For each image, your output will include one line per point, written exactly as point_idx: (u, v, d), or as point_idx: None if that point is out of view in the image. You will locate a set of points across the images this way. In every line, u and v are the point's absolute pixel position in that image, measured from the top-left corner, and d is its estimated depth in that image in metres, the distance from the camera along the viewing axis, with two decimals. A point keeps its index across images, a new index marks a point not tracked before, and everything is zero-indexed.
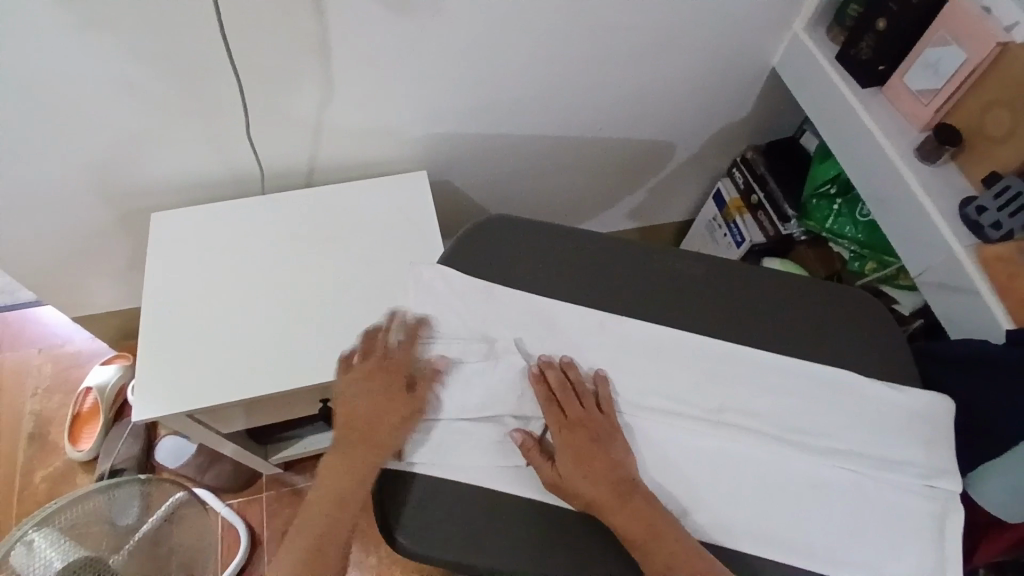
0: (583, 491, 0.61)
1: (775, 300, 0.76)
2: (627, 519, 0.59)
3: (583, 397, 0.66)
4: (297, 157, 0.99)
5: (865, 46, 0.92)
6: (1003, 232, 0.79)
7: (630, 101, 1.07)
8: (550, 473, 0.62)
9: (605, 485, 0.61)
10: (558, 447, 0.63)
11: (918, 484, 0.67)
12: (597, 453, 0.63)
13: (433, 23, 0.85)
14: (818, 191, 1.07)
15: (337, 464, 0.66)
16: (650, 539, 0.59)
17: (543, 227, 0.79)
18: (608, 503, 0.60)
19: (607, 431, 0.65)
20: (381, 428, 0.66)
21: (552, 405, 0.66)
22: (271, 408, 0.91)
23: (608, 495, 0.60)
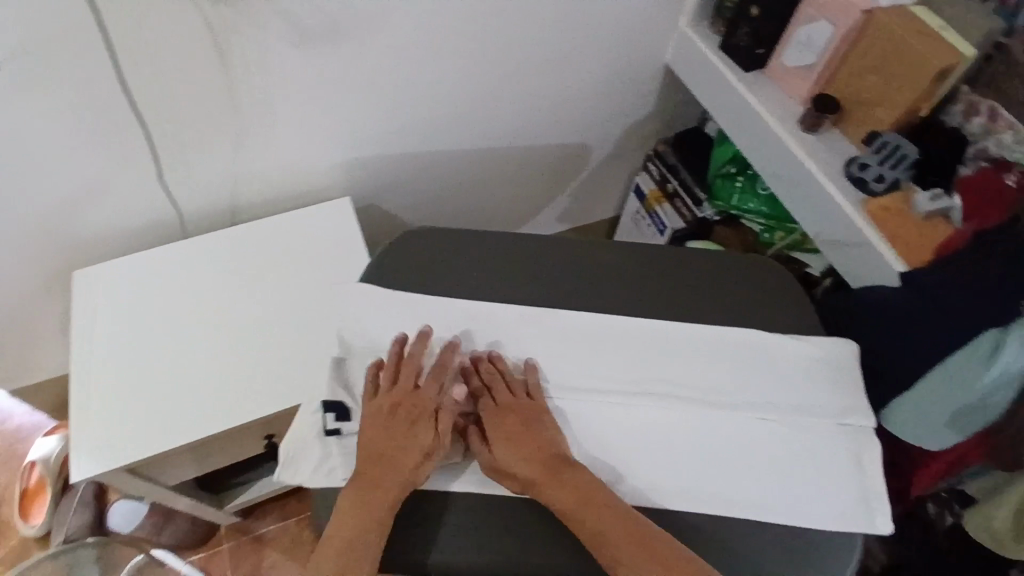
0: (515, 469, 0.65)
1: (685, 275, 0.81)
2: (557, 493, 0.63)
3: (510, 384, 0.70)
4: (217, 198, 1.00)
5: (743, 33, 0.99)
6: (886, 183, 0.88)
7: (541, 111, 1.11)
8: (484, 454, 0.66)
9: (535, 462, 0.65)
10: (490, 433, 0.67)
11: (831, 425, 0.73)
12: (526, 434, 0.67)
13: (338, 53, 0.87)
14: (720, 172, 1.15)
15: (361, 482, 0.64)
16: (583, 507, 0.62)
17: (458, 234, 0.82)
18: (539, 479, 0.64)
19: (535, 413, 0.68)
20: (402, 459, 0.65)
21: (482, 396, 0.70)
22: (213, 451, 0.90)
23: (540, 473, 0.64)
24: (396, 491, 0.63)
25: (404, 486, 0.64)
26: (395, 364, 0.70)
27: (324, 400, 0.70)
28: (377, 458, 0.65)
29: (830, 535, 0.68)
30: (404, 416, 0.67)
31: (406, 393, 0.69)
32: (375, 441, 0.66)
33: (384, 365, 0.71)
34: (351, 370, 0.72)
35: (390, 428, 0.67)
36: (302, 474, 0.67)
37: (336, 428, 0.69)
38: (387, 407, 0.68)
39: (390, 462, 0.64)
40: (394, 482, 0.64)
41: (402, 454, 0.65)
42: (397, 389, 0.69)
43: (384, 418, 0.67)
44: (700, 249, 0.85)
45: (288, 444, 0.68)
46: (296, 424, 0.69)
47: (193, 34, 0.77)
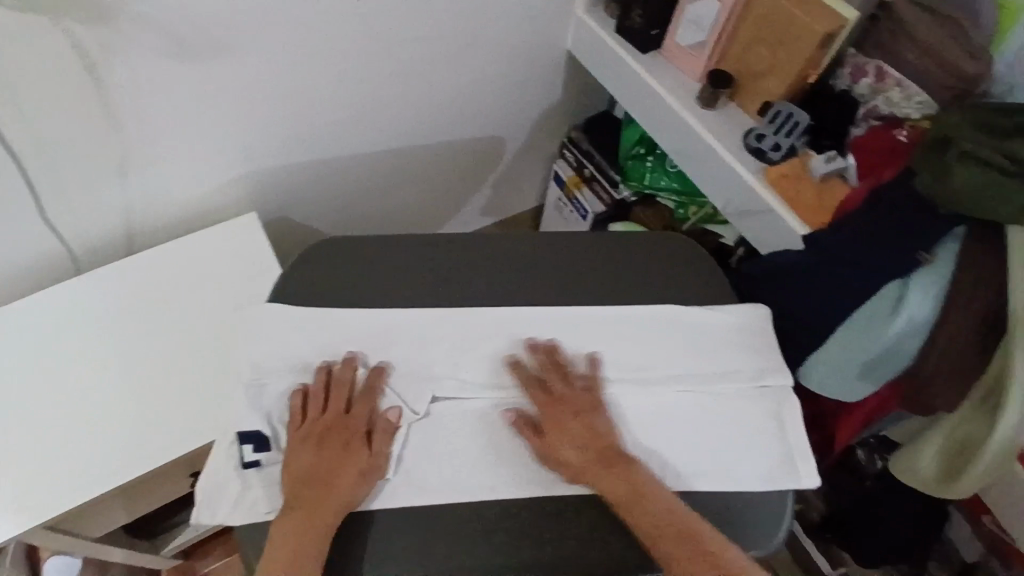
0: (568, 460, 0.67)
1: (599, 260, 0.83)
2: (612, 482, 0.65)
3: (566, 376, 0.72)
4: (111, 228, 0.94)
5: (636, 15, 1.00)
6: (783, 150, 0.92)
7: (447, 108, 1.10)
8: (540, 445, 0.68)
9: (585, 455, 0.67)
10: (544, 421, 0.69)
11: (749, 388, 0.76)
12: (580, 424, 0.69)
13: (223, 62, 0.84)
14: (631, 153, 1.18)
15: (292, 511, 0.63)
16: (632, 502, 0.64)
17: (369, 244, 0.81)
18: (592, 471, 0.67)
19: (588, 405, 0.71)
20: (339, 484, 0.64)
21: (535, 387, 0.72)
22: (141, 495, 0.86)
23: (593, 463, 0.67)
24: (332, 518, 0.63)
25: (341, 512, 0.63)
26: (323, 389, 0.69)
27: (240, 431, 0.67)
28: (310, 486, 0.64)
29: (758, 495, 0.71)
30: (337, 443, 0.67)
31: (336, 418, 0.68)
32: (306, 469, 0.65)
33: (308, 391, 0.69)
34: (267, 395, 0.69)
35: (323, 457, 0.66)
36: (223, 512, 0.65)
37: (255, 459, 0.67)
38: (318, 434, 0.67)
39: (326, 490, 0.64)
40: (330, 510, 0.63)
41: (338, 481, 0.65)
42: (327, 415, 0.68)
43: (314, 445, 0.66)
44: (613, 233, 0.87)
45: (201, 486, 0.66)
46: (212, 461, 0.67)
47: (58, 56, 0.72)
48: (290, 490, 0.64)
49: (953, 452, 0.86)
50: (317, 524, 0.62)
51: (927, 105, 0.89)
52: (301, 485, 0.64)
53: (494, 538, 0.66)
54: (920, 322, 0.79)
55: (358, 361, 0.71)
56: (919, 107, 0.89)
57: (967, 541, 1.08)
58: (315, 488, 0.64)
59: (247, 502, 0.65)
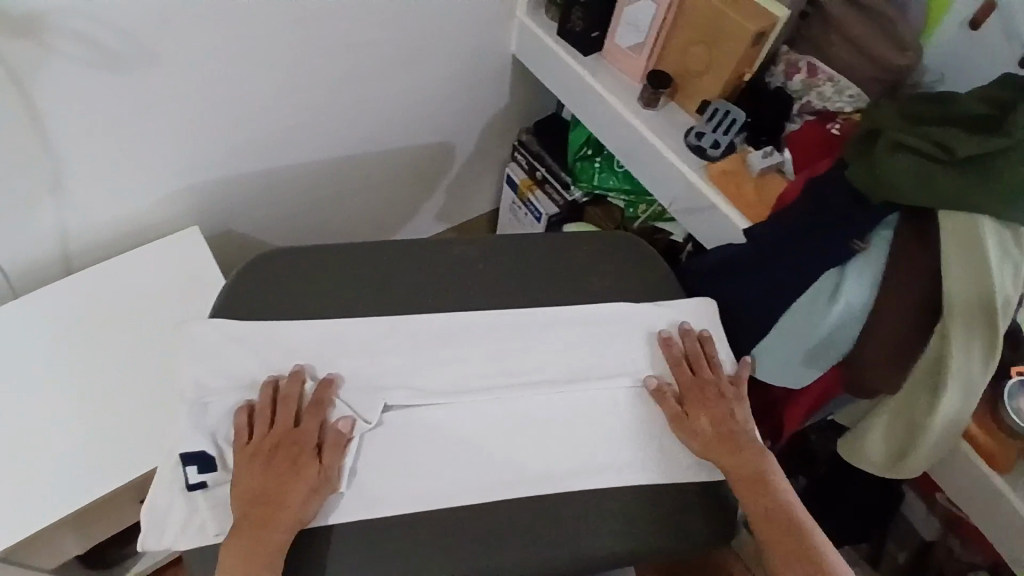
0: (704, 436, 0.72)
1: (547, 262, 0.84)
2: (738, 463, 0.70)
3: (709, 361, 0.77)
4: (47, 247, 0.92)
5: (576, 17, 1.02)
6: (722, 148, 0.94)
7: (393, 114, 1.10)
8: (677, 415, 0.73)
9: (716, 430, 0.72)
10: (687, 399, 0.74)
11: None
12: (721, 405, 0.74)
13: (155, 74, 0.82)
14: (579, 155, 1.20)
15: (241, 528, 0.62)
16: (755, 484, 0.69)
17: (311, 253, 0.79)
18: (719, 447, 0.71)
19: (732, 393, 0.75)
20: (289, 499, 0.63)
21: (682, 364, 0.77)
22: (94, 521, 0.84)
23: (726, 442, 0.72)
24: (283, 537, 0.62)
25: (293, 528, 0.62)
26: (270, 403, 0.69)
27: (183, 452, 0.66)
28: (257, 503, 0.63)
29: (712, 486, 0.73)
30: (287, 460, 0.65)
31: (283, 433, 0.67)
32: (253, 486, 0.64)
33: (255, 408, 0.68)
34: (211, 415, 0.68)
35: (272, 473, 0.65)
36: (170, 536, 0.63)
37: (200, 481, 0.65)
38: (267, 450, 0.66)
39: (274, 510, 0.62)
40: (280, 529, 0.62)
41: (287, 499, 0.63)
42: (275, 431, 0.67)
43: (263, 462, 0.65)
44: (564, 235, 0.86)
45: (146, 513, 0.64)
46: (155, 486, 0.65)
47: None
48: (241, 509, 0.63)
49: (898, 434, 0.85)
50: (267, 539, 0.61)
51: (859, 99, 0.92)
52: (250, 502, 0.63)
53: (447, 543, 0.66)
54: (857, 309, 0.81)
55: (306, 373, 0.70)
56: (851, 101, 0.92)
57: (923, 518, 1.10)
58: (262, 504, 0.63)
59: (194, 525, 0.64)
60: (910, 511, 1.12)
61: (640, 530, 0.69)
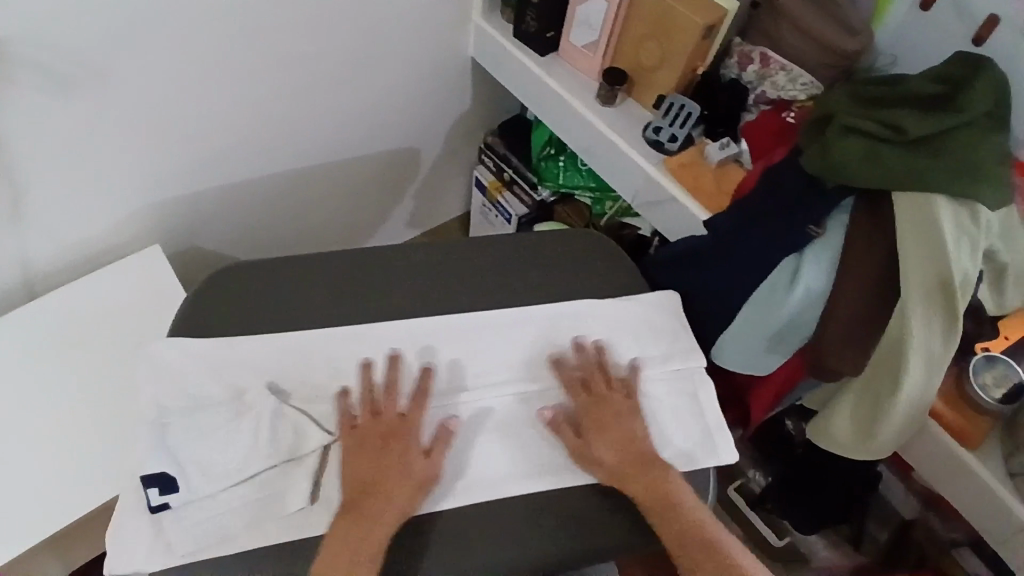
0: (612, 462, 0.69)
1: (508, 263, 0.84)
2: (644, 487, 0.67)
3: (608, 379, 0.74)
4: (9, 274, 0.91)
5: (530, 18, 1.02)
6: (679, 142, 0.95)
7: (354, 122, 1.10)
8: (577, 445, 0.70)
9: (618, 454, 0.69)
10: (586, 424, 0.71)
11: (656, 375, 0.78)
12: (624, 428, 0.71)
13: (105, 93, 0.82)
14: (543, 155, 1.21)
15: (346, 520, 0.63)
16: (665, 506, 0.67)
17: (271, 267, 0.80)
18: (628, 474, 0.68)
19: (629, 409, 0.72)
20: (394, 492, 0.65)
21: (577, 385, 0.74)
22: (76, 542, 0.84)
23: (630, 466, 0.68)
24: (386, 529, 0.63)
25: (398, 521, 0.64)
26: (372, 393, 0.70)
27: (144, 475, 0.65)
28: (363, 494, 0.65)
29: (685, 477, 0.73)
30: (394, 452, 0.67)
31: (389, 425, 0.68)
32: (363, 476, 0.66)
33: (354, 399, 0.70)
34: (171, 435, 0.67)
35: (377, 465, 0.66)
36: (135, 560, 0.63)
37: (162, 503, 0.64)
38: (376, 441, 0.67)
39: (379, 501, 0.64)
40: (385, 521, 0.63)
41: (390, 491, 0.65)
42: (382, 421, 0.68)
43: (371, 452, 0.67)
44: (526, 235, 0.87)
45: (112, 536, 0.64)
46: (121, 509, 0.65)
47: None
48: (347, 499, 0.65)
49: (863, 413, 0.85)
50: (371, 532, 0.63)
51: (812, 87, 0.93)
52: (357, 493, 0.65)
53: (417, 550, 0.65)
54: (817, 293, 0.82)
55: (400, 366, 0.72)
56: (804, 89, 0.93)
57: (902, 499, 1.11)
58: (369, 496, 0.64)
59: (161, 546, 0.64)
60: (889, 492, 1.13)
61: (612, 525, 0.69)
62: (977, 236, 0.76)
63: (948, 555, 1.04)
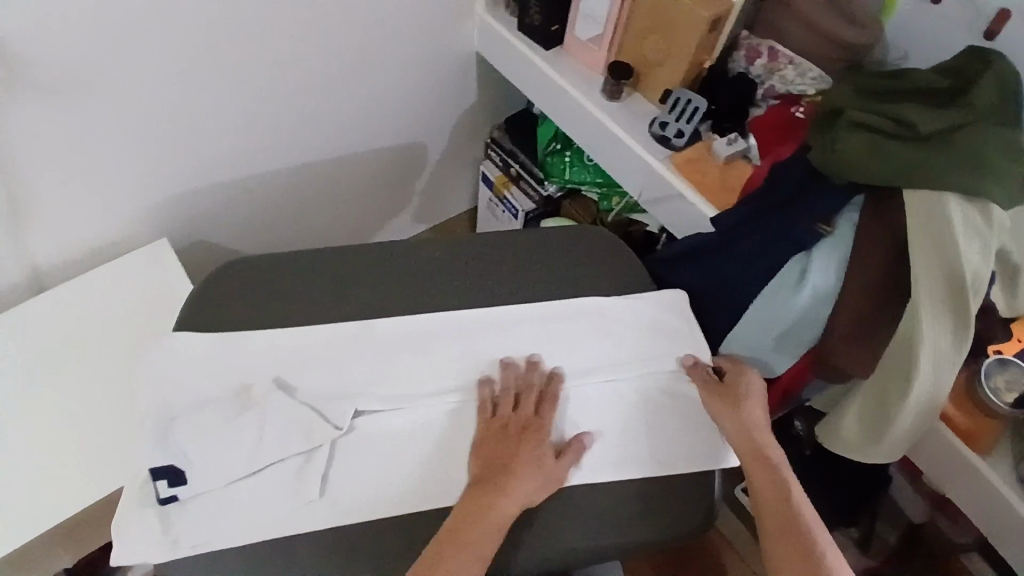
0: (739, 413, 0.72)
1: (512, 259, 0.83)
2: (762, 472, 0.68)
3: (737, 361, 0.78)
4: (15, 270, 0.92)
5: (534, 12, 1.01)
6: (685, 137, 0.93)
7: (358, 116, 1.09)
8: (712, 386, 0.74)
9: (750, 431, 0.71)
10: (725, 394, 0.73)
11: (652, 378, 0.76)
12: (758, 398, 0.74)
13: (107, 89, 0.82)
14: (548, 150, 1.20)
15: (478, 491, 0.65)
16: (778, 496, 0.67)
17: (277, 264, 0.80)
18: (750, 452, 0.70)
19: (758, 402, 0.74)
20: (523, 477, 0.66)
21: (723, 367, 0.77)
22: (88, 533, 0.84)
23: (755, 447, 0.70)
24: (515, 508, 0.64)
25: (521, 506, 0.64)
26: (515, 387, 0.73)
27: (150, 468, 0.65)
28: (495, 473, 0.66)
29: (685, 476, 0.72)
30: (535, 445, 0.68)
31: (524, 417, 0.70)
32: (495, 457, 0.67)
33: (496, 386, 0.73)
34: (178, 430, 0.67)
35: (508, 449, 0.68)
36: (139, 554, 0.63)
37: (171, 494, 0.65)
38: (512, 429, 0.70)
39: (516, 484, 0.65)
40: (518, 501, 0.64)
41: (521, 477, 0.65)
42: (520, 412, 0.71)
43: (506, 438, 0.69)
44: (533, 232, 0.87)
45: (117, 531, 0.64)
46: (127, 502, 0.65)
47: None
48: (478, 473, 0.67)
49: (873, 415, 0.84)
50: (497, 508, 0.63)
51: (821, 80, 0.93)
52: (492, 470, 0.66)
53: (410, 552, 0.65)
54: (826, 290, 0.81)
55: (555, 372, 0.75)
56: (813, 83, 0.93)
57: (911, 501, 1.10)
58: (499, 476, 0.65)
59: (168, 542, 0.63)
60: (898, 492, 1.12)
61: (620, 521, 0.69)
62: (989, 237, 0.74)
63: (956, 560, 1.03)
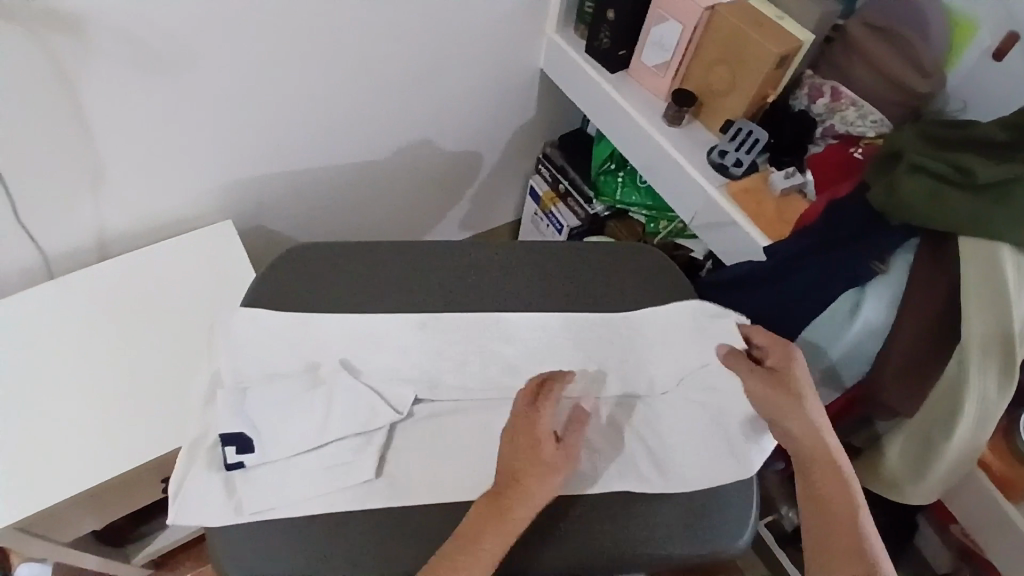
0: (799, 412, 0.69)
1: (569, 269, 0.86)
2: (824, 477, 0.67)
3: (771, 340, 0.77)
4: (86, 234, 0.95)
5: (604, 36, 1.04)
6: (744, 167, 0.95)
7: (422, 122, 1.13)
8: (760, 372, 0.72)
9: (810, 432, 0.69)
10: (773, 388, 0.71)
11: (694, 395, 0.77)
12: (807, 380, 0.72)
13: (199, 74, 0.85)
14: (603, 169, 1.22)
15: (488, 498, 0.63)
16: (832, 506, 0.66)
17: (346, 253, 0.83)
18: (812, 457, 0.68)
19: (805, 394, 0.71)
20: (525, 481, 0.63)
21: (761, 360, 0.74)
22: (109, 502, 0.85)
23: (817, 448, 0.68)
24: (522, 519, 0.62)
25: (528, 513, 0.62)
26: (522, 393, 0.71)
27: (222, 434, 0.69)
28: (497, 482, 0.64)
29: (725, 495, 0.73)
30: (527, 438, 0.66)
31: (522, 416, 0.68)
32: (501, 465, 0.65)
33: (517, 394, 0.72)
34: (248, 399, 0.72)
35: (517, 451, 0.65)
36: (203, 515, 0.66)
37: (238, 461, 0.69)
38: (511, 433, 0.67)
39: (520, 494, 0.63)
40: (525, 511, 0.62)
41: (524, 482, 0.63)
42: (520, 410, 0.68)
43: (511, 440, 0.66)
44: (597, 244, 0.88)
45: (178, 492, 0.67)
46: (193, 464, 0.69)
47: (25, 63, 0.73)
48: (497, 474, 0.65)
49: (911, 457, 0.84)
50: (515, 510, 0.62)
51: (882, 124, 0.94)
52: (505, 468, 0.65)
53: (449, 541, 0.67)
54: (877, 327, 0.82)
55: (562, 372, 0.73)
56: (874, 126, 0.94)
57: (934, 546, 1.08)
58: (504, 483, 0.64)
59: (231, 506, 0.67)
60: (924, 540, 1.09)
61: (664, 532, 0.70)
62: None
63: None
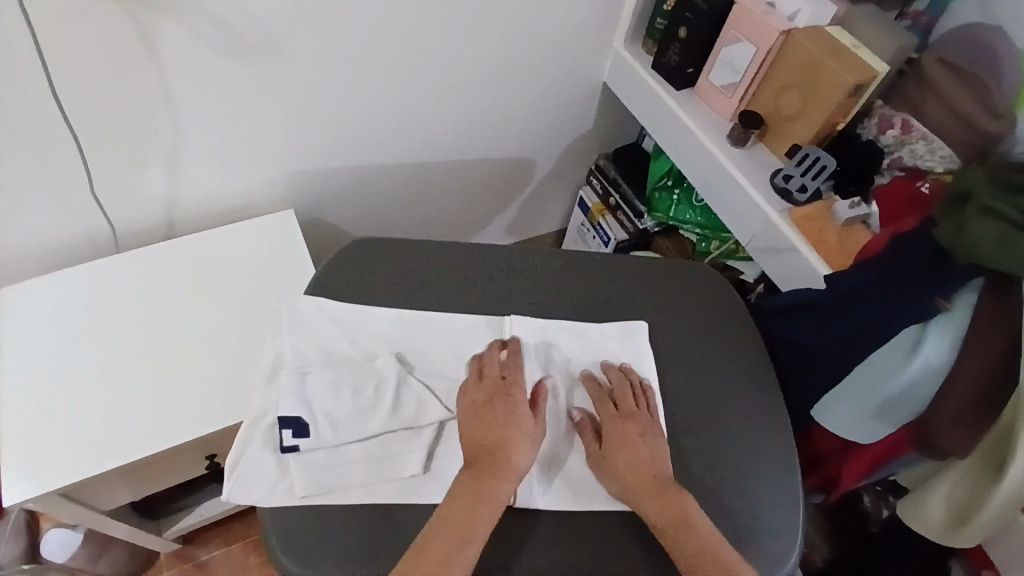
0: (626, 456, 0.70)
1: (626, 282, 0.87)
2: (662, 510, 0.66)
3: (638, 397, 0.75)
4: (155, 212, 0.97)
5: (673, 53, 1.04)
6: (808, 194, 0.94)
7: (483, 127, 1.14)
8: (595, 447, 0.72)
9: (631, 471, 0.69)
10: (612, 435, 0.72)
11: (743, 420, 0.78)
12: (642, 446, 0.71)
13: (281, 64, 0.87)
14: (658, 185, 1.22)
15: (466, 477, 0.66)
16: (680, 527, 0.65)
17: (409, 250, 0.84)
18: (643, 489, 0.68)
19: (653, 429, 0.72)
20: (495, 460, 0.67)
21: (607, 399, 0.75)
22: (152, 474, 0.86)
23: (649, 486, 0.68)
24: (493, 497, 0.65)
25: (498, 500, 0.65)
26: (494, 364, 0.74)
27: (280, 416, 0.71)
28: (477, 457, 0.67)
29: (767, 522, 0.72)
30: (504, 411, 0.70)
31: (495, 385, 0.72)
32: (476, 435, 0.68)
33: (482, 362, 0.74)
34: (308, 386, 0.73)
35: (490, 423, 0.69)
36: (255, 494, 0.68)
37: (293, 445, 0.70)
38: (477, 406, 0.70)
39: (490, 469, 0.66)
40: (485, 499, 0.64)
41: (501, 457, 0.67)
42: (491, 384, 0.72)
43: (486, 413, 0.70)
44: (658, 260, 0.90)
45: (233, 472, 0.69)
46: (250, 445, 0.71)
47: (119, 43, 0.75)
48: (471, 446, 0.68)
49: (964, 496, 0.83)
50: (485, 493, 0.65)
51: (950, 160, 0.92)
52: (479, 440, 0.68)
53: (491, 542, 0.68)
54: (937, 369, 0.79)
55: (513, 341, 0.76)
56: (943, 161, 0.92)
57: None
58: (482, 459, 0.67)
59: (284, 489, 0.68)
60: None
61: None
62: None
63: None
